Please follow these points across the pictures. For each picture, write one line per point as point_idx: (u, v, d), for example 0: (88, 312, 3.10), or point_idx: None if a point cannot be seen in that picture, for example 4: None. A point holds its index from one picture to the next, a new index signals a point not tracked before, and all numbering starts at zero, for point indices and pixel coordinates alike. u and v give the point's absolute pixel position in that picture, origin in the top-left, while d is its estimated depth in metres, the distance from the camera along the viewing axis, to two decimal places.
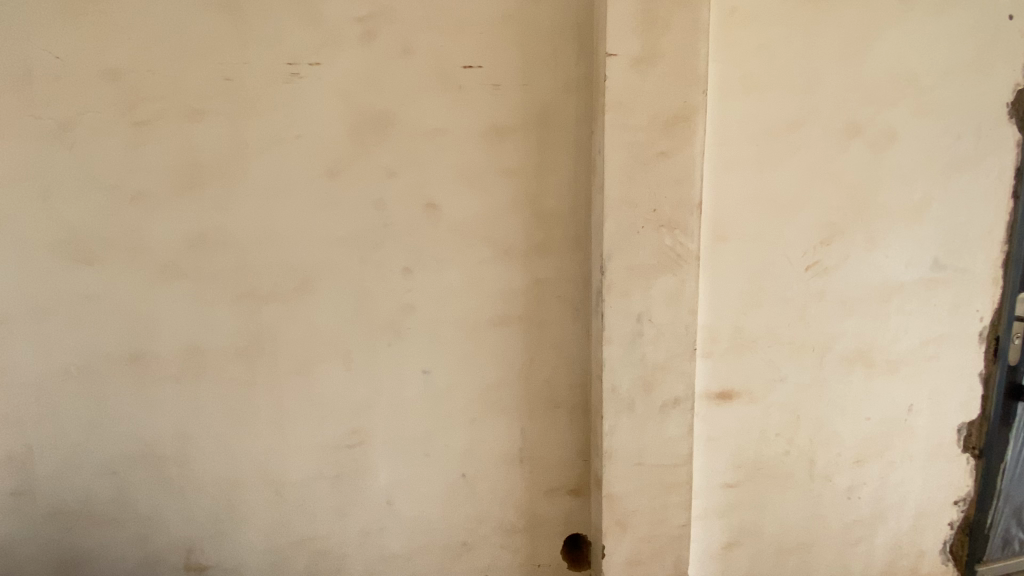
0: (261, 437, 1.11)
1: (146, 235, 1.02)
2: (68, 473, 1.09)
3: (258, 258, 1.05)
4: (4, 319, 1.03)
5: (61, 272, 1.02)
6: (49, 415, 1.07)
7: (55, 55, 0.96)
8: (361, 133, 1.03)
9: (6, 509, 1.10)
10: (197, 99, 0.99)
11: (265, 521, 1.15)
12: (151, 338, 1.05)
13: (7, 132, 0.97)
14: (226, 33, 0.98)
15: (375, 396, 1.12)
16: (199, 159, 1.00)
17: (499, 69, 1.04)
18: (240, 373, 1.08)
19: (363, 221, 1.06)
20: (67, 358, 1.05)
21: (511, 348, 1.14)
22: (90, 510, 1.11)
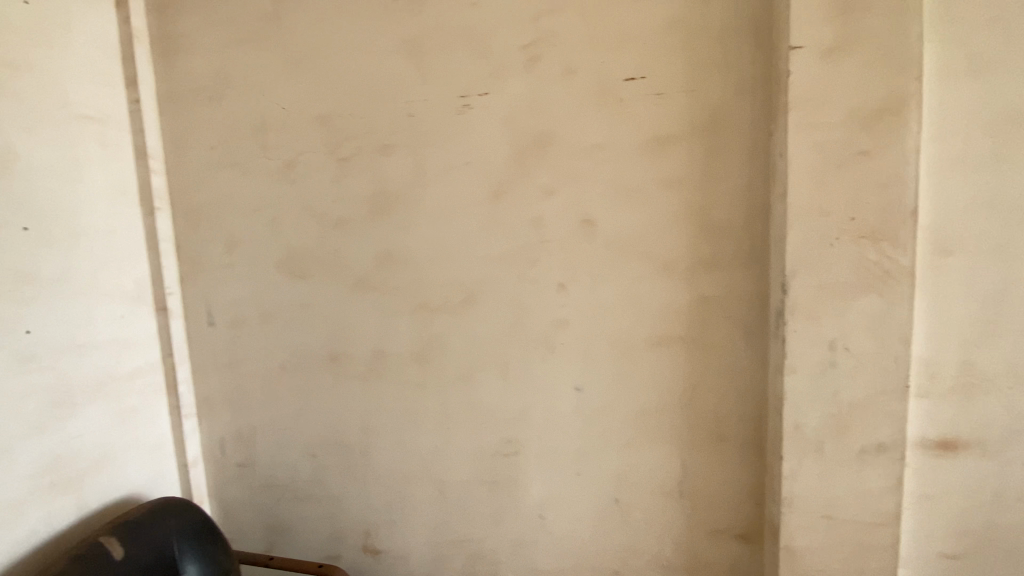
0: (428, 439, 1.20)
1: (343, 254, 1.18)
2: (280, 452, 1.30)
3: (430, 273, 1.14)
4: (242, 322, 1.27)
5: (281, 284, 1.23)
6: (268, 403, 1.28)
7: (283, 107, 1.16)
8: (523, 153, 1.06)
9: (235, 477, 1.34)
10: (386, 134, 1.12)
11: (429, 517, 1.23)
12: (344, 342, 1.21)
13: (249, 172, 1.21)
14: (409, 74, 1.09)
15: (530, 410, 1.13)
16: (385, 186, 1.13)
17: (665, 78, 0.99)
18: (412, 378, 1.19)
19: (523, 238, 1.08)
20: (283, 355, 1.26)
21: (672, 371, 1.06)
22: (293, 486, 1.30)
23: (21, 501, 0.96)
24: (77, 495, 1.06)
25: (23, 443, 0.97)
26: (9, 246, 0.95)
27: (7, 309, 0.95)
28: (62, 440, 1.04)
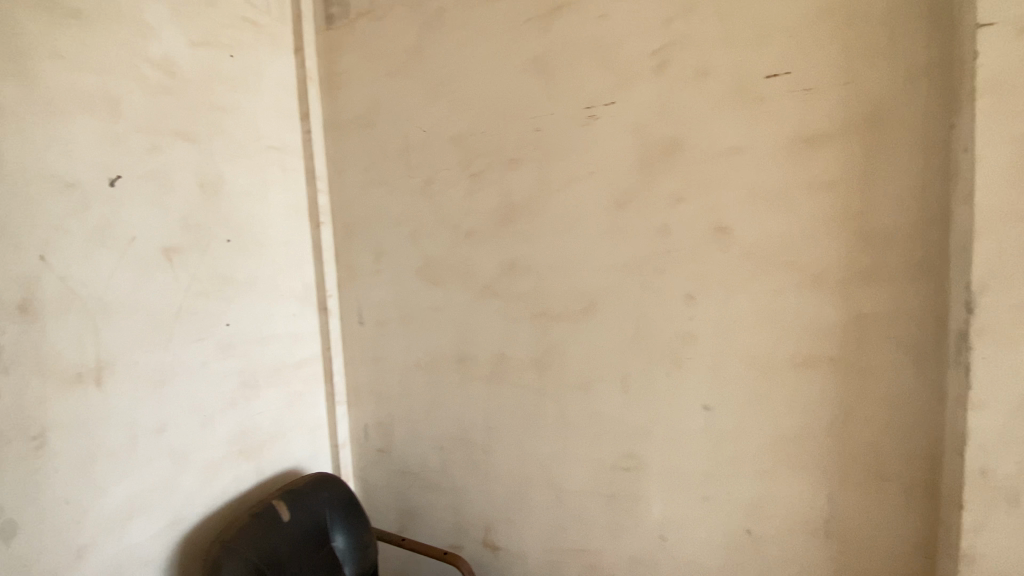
0: (547, 444, 1.22)
1: (473, 262, 1.26)
2: (413, 443, 1.42)
3: (553, 282, 1.16)
4: (385, 323, 1.42)
5: (419, 289, 1.35)
6: (404, 397, 1.41)
7: (424, 129, 1.28)
8: (650, 161, 1.04)
9: (375, 461, 1.49)
10: (514, 149, 1.17)
11: (546, 521, 1.25)
12: (471, 345, 1.29)
13: (395, 188, 1.35)
14: (538, 90, 1.13)
15: (653, 424, 1.10)
16: (512, 199, 1.19)
17: (814, 71, 0.91)
18: (533, 383, 1.22)
19: (649, 247, 1.06)
20: (418, 354, 1.37)
21: (818, 395, 0.96)
22: (424, 475, 1.41)
23: (218, 463, 1.18)
24: (256, 462, 1.27)
25: (221, 416, 1.19)
26: (217, 255, 1.18)
27: (215, 305, 1.18)
28: (248, 415, 1.25)
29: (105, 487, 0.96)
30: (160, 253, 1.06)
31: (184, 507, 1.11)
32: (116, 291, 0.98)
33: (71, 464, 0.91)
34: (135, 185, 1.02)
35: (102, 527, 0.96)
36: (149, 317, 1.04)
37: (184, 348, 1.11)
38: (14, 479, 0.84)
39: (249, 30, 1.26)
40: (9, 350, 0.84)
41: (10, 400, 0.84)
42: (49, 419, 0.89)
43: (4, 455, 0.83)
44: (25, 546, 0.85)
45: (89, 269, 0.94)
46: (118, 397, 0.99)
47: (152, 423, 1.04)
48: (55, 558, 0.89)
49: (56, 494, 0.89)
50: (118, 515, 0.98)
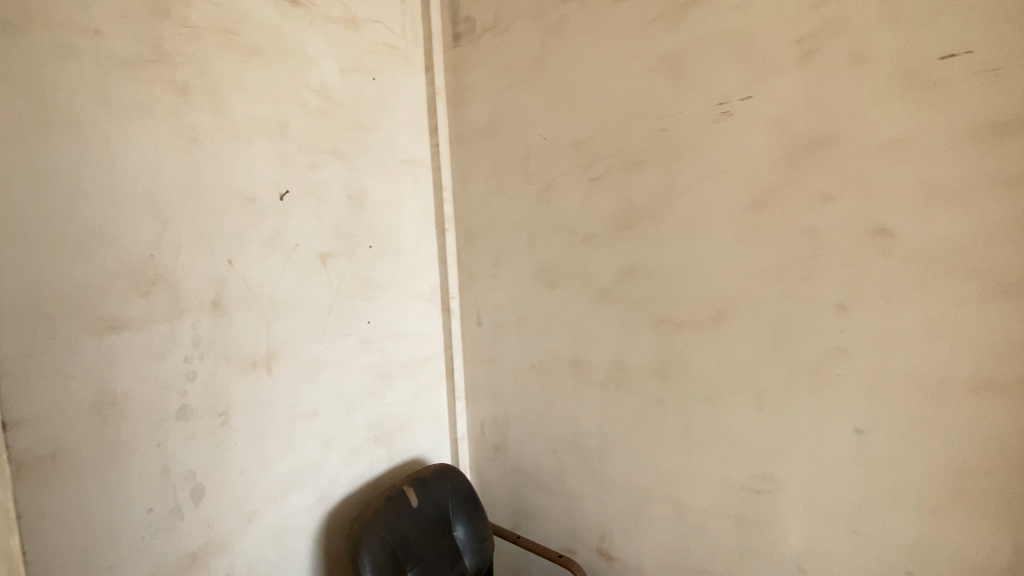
0: (667, 456, 1.18)
1: (592, 266, 1.25)
2: (528, 444, 1.45)
3: (678, 288, 1.12)
4: (502, 325, 1.46)
5: (536, 293, 1.37)
6: (520, 398, 1.45)
7: (544, 136, 1.30)
8: (792, 159, 0.96)
9: (491, 458, 1.55)
10: (638, 151, 1.15)
11: (665, 536, 1.20)
12: (588, 350, 1.28)
13: (514, 195, 1.39)
14: (665, 90, 1.10)
15: (790, 445, 1.01)
16: (634, 202, 1.16)
17: (1005, 46, 0.78)
18: (654, 392, 1.18)
19: (788, 252, 0.98)
20: (533, 357, 1.40)
21: (1007, 426, 0.81)
22: (538, 476, 1.44)
23: (358, 447, 1.30)
24: (388, 449, 1.39)
25: (361, 405, 1.31)
26: (360, 259, 1.31)
27: (358, 304, 1.31)
28: (382, 405, 1.37)
29: (271, 462, 1.11)
30: (317, 258, 1.21)
31: (331, 484, 1.24)
32: (283, 290, 1.14)
33: (246, 440, 1.07)
34: (300, 198, 1.17)
35: (268, 496, 1.10)
36: (307, 314, 1.19)
37: (332, 342, 1.24)
38: (207, 448, 1.00)
39: (388, 55, 1.38)
40: (206, 339, 1.00)
41: (205, 380, 1.00)
42: (232, 399, 1.04)
43: (200, 427, 0.99)
44: (213, 506, 1.01)
45: (263, 272, 1.10)
46: (282, 383, 1.13)
47: (307, 408, 1.19)
48: (234, 518, 1.04)
49: (236, 463, 1.05)
50: (280, 486, 1.13)
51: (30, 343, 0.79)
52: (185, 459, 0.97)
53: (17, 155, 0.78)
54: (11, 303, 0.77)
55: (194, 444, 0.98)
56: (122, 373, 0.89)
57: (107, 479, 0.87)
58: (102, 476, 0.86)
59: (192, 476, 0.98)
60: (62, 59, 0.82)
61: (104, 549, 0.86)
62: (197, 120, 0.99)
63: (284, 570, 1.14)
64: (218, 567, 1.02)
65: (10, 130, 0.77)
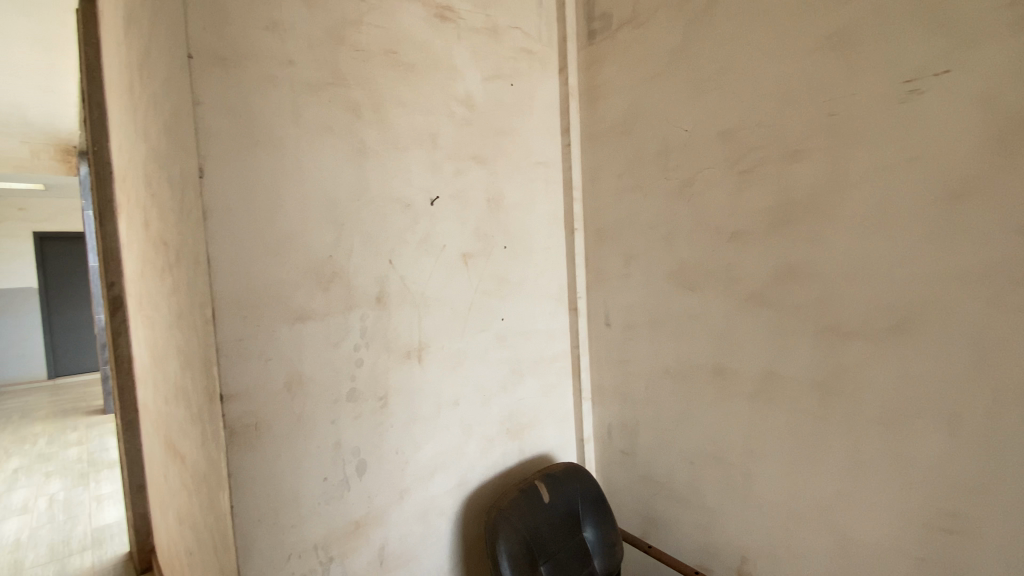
0: (825, 478, 1.07)
1: (738, 267, 1.17)
2: (659, 450, 1.40)
3: (845, 292, 1.01)
4: (634, 326, 1.43)
5: (672, 295, 1.32)
6: (652, 403, 1.41)
7: (685, 129, 1.25)
8: (1006, 141, 0.81)
9: (619, 462, 1.53)
10: (796, 141, 1.05)
11: (823, 569, 1.09)
12: (733, 356, 1.21)
13: (650, 192, 1.35)
14: (834, 70, 0.99)
15: (995, 482, 0.86)
16: (792, 197, 1.07)
17: None
18: (812, 407, 1.08)
19: (998, 253, 0.83)
20: (667, 361, 1.35)
21: None
22: (670, 486, 1.38)
23: (492, 438, 1.36)
24: (520, 443, 1.43)
25: (496, 398, 1.37)
26: (497, 259, 1.37)
27: (494, 303, 1.37)
28: (515, 400, 1.42)
29: (419, 444, 1.21)
30: (461, 258, 1.29)
31: (469, 471, 1.32)
32: (432, 288, 1.23)
33: (400, 423, 1.17)
34: (447, 203, 1.25)
35: (417, 476, 1.20)
36: (451, 309, 1.27)
37: (472, 337, 1.31)
38: (370, 427, 1.12)
39: (524, 59, 1.42)
40: (370, 330, 1.12)
41: (369, 367, 1.12)
42: (390, 384, 1.16)
43: (365, 408, 1.11)
44: (373, 481, 1.12)
45: (416, 270, 1.20)
46: (430, 373, 1.23)
47: (450, 397, 1.27)
48: (389, 494, 1.15)
49: (391, 443, 1.16)
50: (426, 469, 1.22)
51: (243, 329, 0.94)
52: (353, 437, 1.09)
53: (235, 172, 0.93)
54: (230, 295, 0.92)
55: (359, 423, 1.10)
56: (306, 358, 1.02)
57: (295, 449, 1.00)
58: (291, 447, 1.00)
59: (357, 452, 1.10)
60: (266, 88, 0.96)
61: (291, 510, 1.00)
62: (365, 134, 1.11)
63: (429, 547, 1.23)
64: (375, 537, 1.13)
65: (231, 151, 0.92)
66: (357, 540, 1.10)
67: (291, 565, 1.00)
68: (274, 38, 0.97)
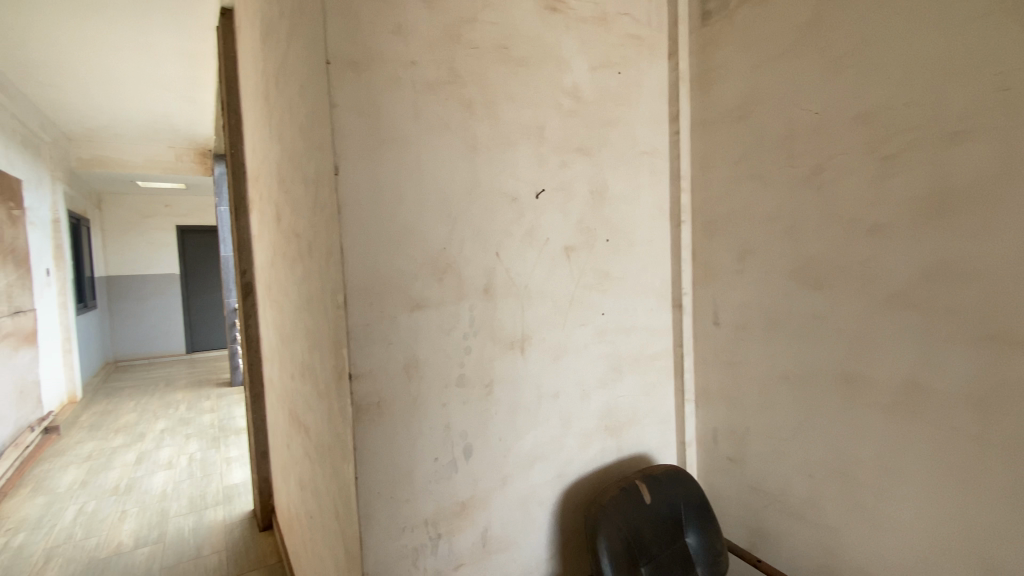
0: (980, 505, 0.97)
1: (878, 264, 1.08)
2: (772, 461, 1.35)
3: (1012, 297, 0.90)
4: (747, 326, 1.38)
5: (795, 293, 1.25)
6: (765, 409, 1.35)
7: (814, 111, 1.17)
8: None
9: (725, 470, 1.48)
10: (956, 121, 0.95)
11: None
12: (867, 363, 1.12)
13: (771, 181, 1.28)
14: (1009, 38, 0.88)
15: None
16: (949, 185, 0.96)
17: None
18: (966, 425, 0.97)
19: None
20: (786, 365, 1.29)
21: None
22: (783, 499, 1.33)
23: (591, 433, 1.36)
24: (618, 441, 1.42)
25: (595, 394, 1.36)
26: (599, 252, 1.35)
27: (596, 297, 1.35)
28: (615, 397, 1.40)
29: (519, 434, 1.23)
30: (564, 251, 1.28)
31: (568, 464, 1.32)
32: (536, 280, 1.24)
33: (504, 411, 1.20)
34: (552, 196, 1.25)
35: (518, 464, 1.23)
36: (552, 302, 1.27)
37: (573, 330, 1.31)
38: (474, 413, 1.16)
39: (634, 46, 1.38)
40: (478, 319, 1.15)
41: (477, 354, 1.16)
42: (495, 373, 1.19)
43: (472, 394, 1.15)
44: (477, 466, 1.16)
45: (521, 262, 1.21)
46: (533, 364, 1.24)
47: (551, 389, 1.28)
48: (492, 480, 1.19)
49: (495, 430, 1.19)
50: (527, 458, 1.24)
51: (368, 315, 1.01)
52: (461, 421, 1.14)
53: (366, 168, 1.00)
54: (357, 282, 0.99)
55: (467, 409, 1.14)
56: (422, 344, 1.08)
57: (409, 429, 1.07)
58: (407, 426, 1.06)
59: (465, 436, 1.14)
60: (392, 88, 1.02)
61: (406, 485, 1.07)
62: (477, 130, 1.14)
63: (528, 535, 1.26)
64: (480, 520, 1.17)
65: (366, 150, 1.00)
66: (463, 520, 1.15)
67: (405, 537, 1.07)
68: (399, 41, 1.03)
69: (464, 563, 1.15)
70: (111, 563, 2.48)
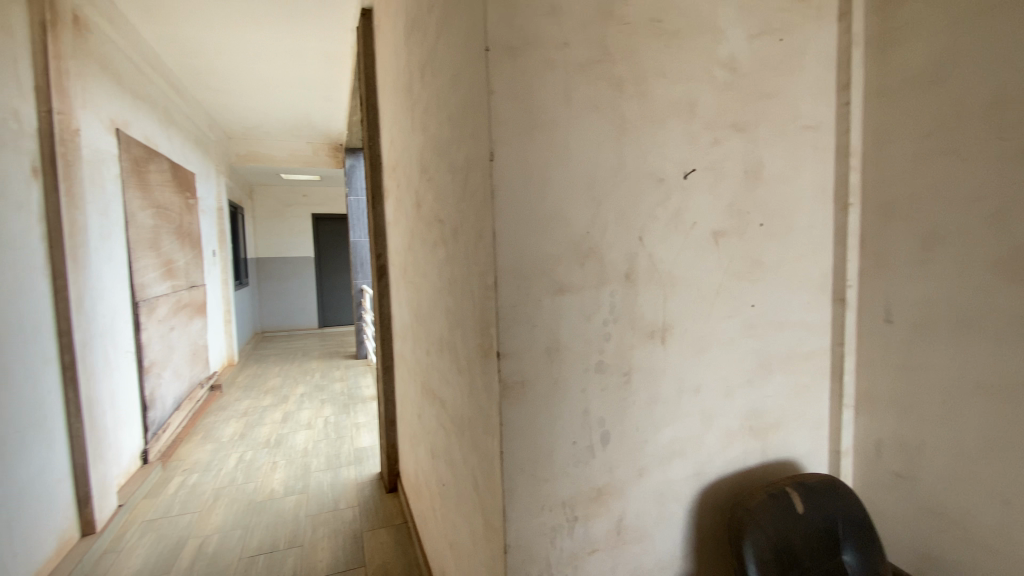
0: None
1: None
2: (952, 481, 1.23)
3: None
4: (930, 327, 1.25)
5: (999, 292, 1.11)
6: (947, 421, 1.23)
7: None
8: None
9: (888, 485, 1.38)
10: None
11: None
12: None
13: (973, 158, 1.14)
14: None
15: None
16: None
17: None
18: None
19: None
20: (982, 373, 1.16)
21: None
22: (966, 524, 1.22)
23: (734, 431, 1.29)
24: (763, 443, 1.34)
25: (742, 390, 1.29)
26: (752, 237, 1.27)
27: (746, 286, 1.27)
28: (761, 396, 1.32)
29: (658, 425, 1.19)
30: (713, 236, 1.21)
31: (707, 462, 1.26)
32: (680, 267, 1.18)
33: (643, 401, 1.17)
34: (703, 175, 1.19)
35: (655, 457, 1.19)
36: (698, 291, 1.21)
37: (720, 321, 1.24)
38: (614, 400, 1.13)
39: (800, 10, 1.27)
40: (619, 307, 1.12)
41: (617, 342, 1.13)
42: (634, 362, 1.15)
43: (610, 381, 1.13)
44: (614, 455, 1.15)
45: (667, 247, 1.16)
46: (674, 355, 1.19)
47: (692, 383, 1.22)
48: (628, 470, 1.16)
49: (633, 419, 1.16)
50: (664, 451, 1.20)
51: (515, 297, 1.02)
52: (599, 408, 1.12)
53: (519, 150, 1.00)
54: (506, 265, 1.00)
55: (605, 396, 1.12)
56: (564, 328, 1.07)
57: (550, 411, 1.07)
58: (548, 408, 1.07)
59: (602, 423, 1.13)
60: (546, 70, 1.01)
61: (546, 466, 1.08)
62: (626, 109, 1.09)
63: (663, 529, 1.22)
64: (615, 508, 1.16)
65: (516, 134, 0.99)
66: (599, 506, 1.14)
67: (544, 515, 1.09)
68: (554, 21, 1.01)
69: (598, 548, 1.15)
70: (266, 505, 2.88)
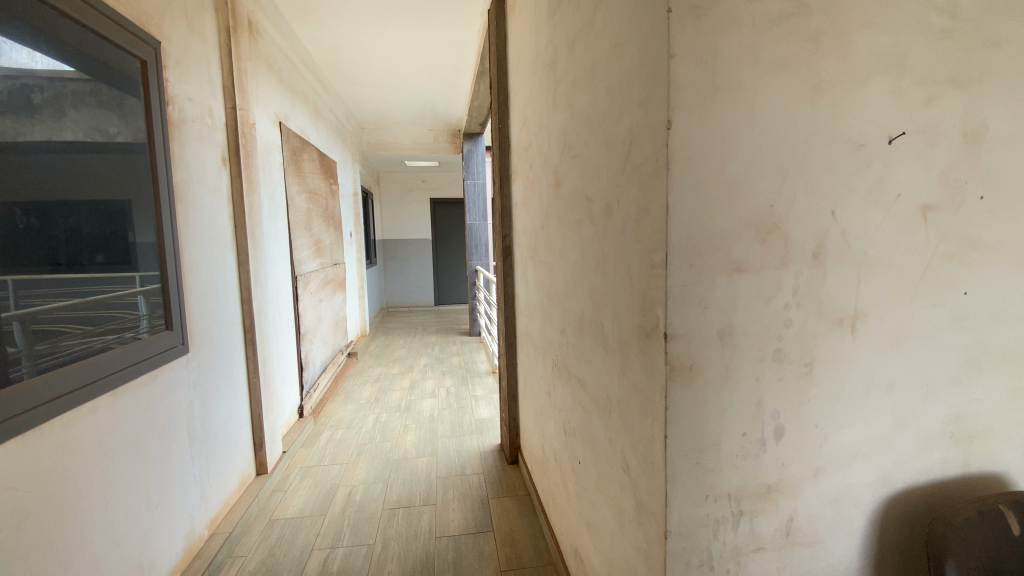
0: None
1: None
2: None
3: None
4: None
5: None
6: None
7: None
8: None
9: None
10: None
11: None
12: None
13: None
14: None
15: None
16: None
17: None
18: None
19: None
20: None
21: None
22: None
23: (932, 437, 1.12)
24: (966, 454, 1.16)
25: (944, 391, 1.12)
26: (968, 213, 1.08)
27: (957, 271, 1.09)
28: (968, 399, 1.13)
29: (841, 423, 1.07)
30: (919, 211, 1.05)
31: (895, 469, 1.12)
32: (875, 247, 1.04)
33: (823, 395, 1.06)
34: (911, 141, 1.03)
35: (835, 457, 1.08)
36: (898, 275, 1.06)
37: (922, 310, 1.08)
38: (792, 391, 1.04)
39: None
40: (802, 290, 1.02)
41: (798, 328, 1.03)
42: (818, 352, 1.04)
43: (789, 371, 1.04)
44: (789, 450, 1.06)
45: (862, 225, 1.02)
46: (864, 347, 1.06)
47: (884, 379, 1.08)
48: (804, 468, 1.07)
49: (811, 415, 1.05)
50: (846, 452, 1.08)
51: (688, 276, 0.97)
52: (773, 399, 1.03)
53: (700, 119, 0.93)
54: (680, 242, 0.95)
55: (783, 386, 1.04)
56: (739, 310, 1.00)
57: (720, 398, 1.01)
58: (719, 395, 1.01)
59: (777, 416, 1.04)
60: (732, 30, 0.93)
61: (713, 455, 1.02)
62: (821, 68, 0.97)
63: (839, 536, 1.11)
64: (786, 507, 1.07)
65: (698, 101, 0.93)
66: (768, 503, 1.06)
67: (708, 505, 1.04)
68: None
69: (764, 547, 1.08)
70: (402, 465, 3.15)
